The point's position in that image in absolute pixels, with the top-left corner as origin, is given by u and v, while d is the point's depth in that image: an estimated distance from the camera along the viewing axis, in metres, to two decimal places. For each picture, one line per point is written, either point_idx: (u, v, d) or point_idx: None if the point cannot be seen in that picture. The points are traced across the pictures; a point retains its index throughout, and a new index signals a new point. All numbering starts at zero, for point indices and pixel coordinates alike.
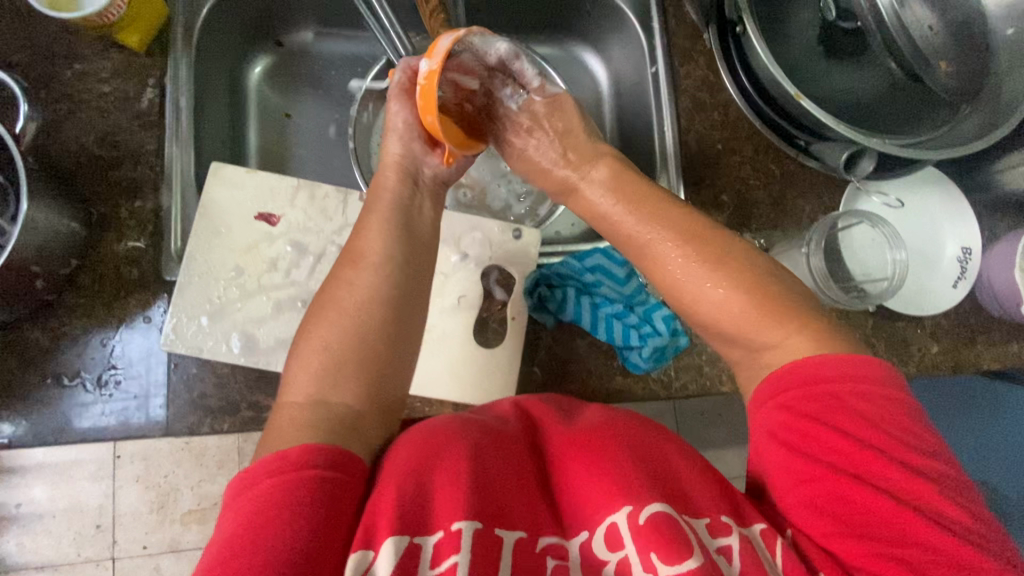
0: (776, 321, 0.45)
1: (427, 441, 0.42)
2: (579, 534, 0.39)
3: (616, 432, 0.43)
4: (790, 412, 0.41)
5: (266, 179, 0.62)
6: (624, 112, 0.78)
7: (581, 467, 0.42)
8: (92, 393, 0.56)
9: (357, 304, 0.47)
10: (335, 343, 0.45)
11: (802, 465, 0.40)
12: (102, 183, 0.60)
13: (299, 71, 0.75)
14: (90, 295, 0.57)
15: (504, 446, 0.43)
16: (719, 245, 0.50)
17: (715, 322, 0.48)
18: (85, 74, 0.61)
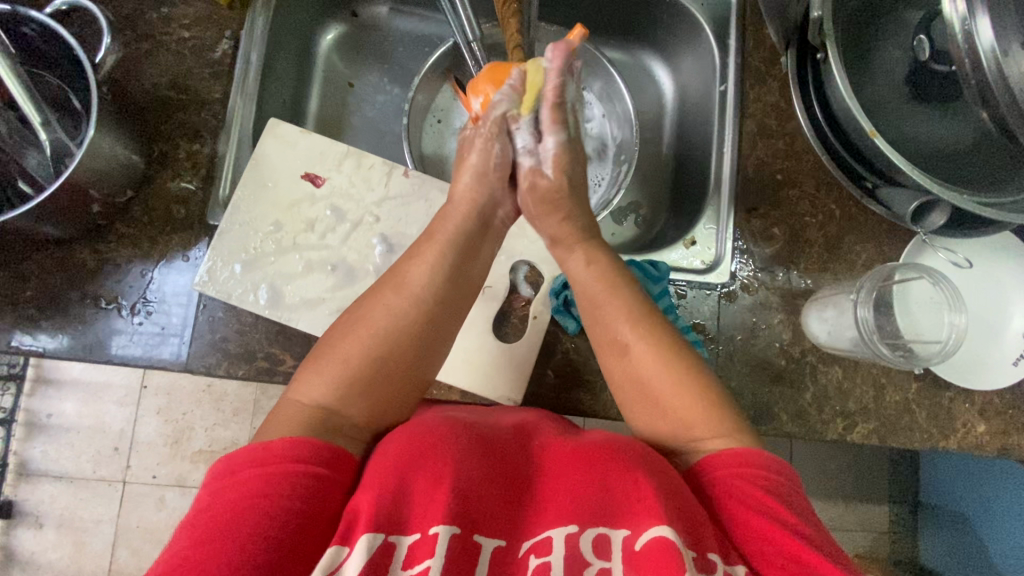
0: (709, 421, 0.45)
1: (418, 432, 0.43)
2: (568, 526, 0.38)
3: (617, 448, 0.43)
4: (723, 476, 0.42)
5: (318, 142, 0.63)
6: (686, 128, 0.76)
7: (577, 479, 0.41)
8: (125, 319, 0.59)
9: (386, 329, 0.47)
10: (356, 358, 0.46)
11: (755, 518, 0.39)
12: (167, 123, 0.62)
13: (368, 44, 0.78)
14: (139, 227, 0.60)
15: (495, 448, 0.43)
16: (684, 366, 0.48)
17: (669, 414, 0.47)
18: (168, 17, 0.64)
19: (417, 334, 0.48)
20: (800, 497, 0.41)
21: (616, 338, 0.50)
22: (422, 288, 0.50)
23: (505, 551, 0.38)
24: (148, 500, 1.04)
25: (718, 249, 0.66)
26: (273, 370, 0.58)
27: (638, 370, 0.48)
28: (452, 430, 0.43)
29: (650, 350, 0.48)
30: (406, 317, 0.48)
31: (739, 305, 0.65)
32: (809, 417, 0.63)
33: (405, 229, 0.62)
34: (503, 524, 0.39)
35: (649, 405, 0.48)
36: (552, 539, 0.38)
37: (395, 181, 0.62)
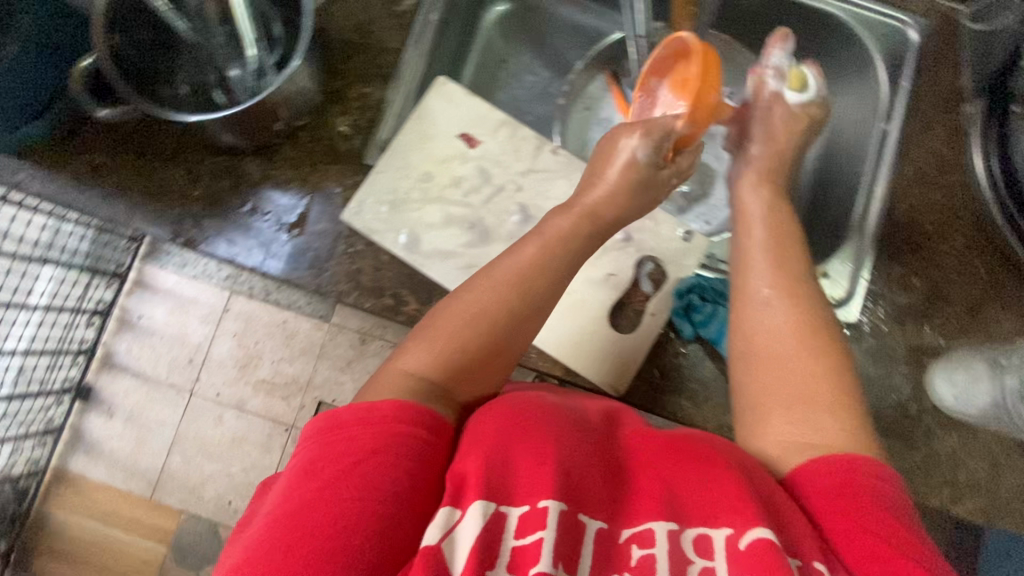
0: (833, 415, 0.45)
1: (523, 404, 0.43)
2: (669, 522, 0.37)
3: (715, 454, 0.42)
4: (835, 491, 0.40)
5: (480, 106, 0.66)
6: (830, 162, 0.73)
7: (678, 475, 0.40)
8: (252, 227, 0.63)
9: (488, 313, 0.48)
10: (457, 335, 0.47)
11: (871, 539, 0.37)
12: (348, 63, 0.66)
13: (529, 25, 0.81)
14: (304, 153, 0.64)
15: (593, 434, 0.43)
16: (826, 347, 0.49)
17: (790, 384, 0.47)
18: None
19: (503, 316, 0.48)
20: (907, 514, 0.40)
21: (764, 312, 0.52)
22: (512, 272, 0.50)
23: (609, 534, 0.37)
24: (209, 415, 1.11)
25: (850, 287, 0.64)
26: (397, 309, 0.61)
27: (777, 322, 0.51)
28: (556, 409, 0.43)
29: (798, 329, 0.50)
30: (510, 306, 0.48)
31: (863, 347, 0.63)
32: (914, 478, 0.60)
33: (543, 203, 0.64)
34: (605, 507, 0.38)
35: (772, 367, 0.49)
36: (654, 532, 0.37)
37: (543, 156, 0.65)
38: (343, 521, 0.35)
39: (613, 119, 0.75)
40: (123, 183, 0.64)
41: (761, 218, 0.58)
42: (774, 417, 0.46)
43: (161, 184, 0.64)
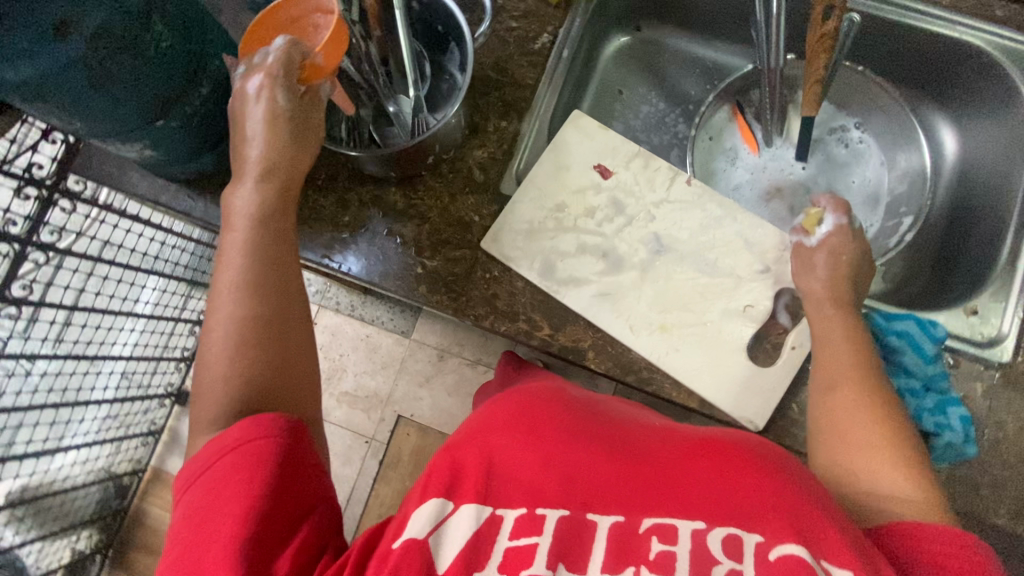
0: (902, 474, 0.44)
1: (541, 421, 0.45)
2: (693, 522, 0.36)
3: (721, 451, 0.41)
4: (940, 541, 0.38)
5: (613, 139, 0.68)
6: (963, 195, 0.72)
7: (683, 479, 0.39)
8: (394, 248, 0.66)
9: (239, 320, 0.46)
10: (237, 357, 0.45)
11: None
12: (485, 98, 0.70)
13: (646, 59, 0.83)
14: (445, 183, 0.68)
15: (607, 441, 0.43)
16: (884, 404, 0.49)
17: (859, 436, 0.47)
18: (504, 8, 0.72)
19: (264, 314, 0.46)
20: None
21: (829, 365, 0.52)
22: (246, 267, 0.47)
23: (626, 528, 0.36)
24: None
25: (1005, 327, 0.61)
26: (533, 334, 0.63)
27: (845, 370, 0.51)
28: (563, 425, 0.45)
29: (863, 377, 0.51)
30: (246, 306, 0.46)
31: (1017, 390, 0.60)
32: None
33: (676, 234, 0.65)
34: (616, 503, 0.37)
35: (838, 418, 0.49)
36: (678, 529, 0.35)
37: (676, 187, 0.66)
38: (232, 543, 0.34)
39: (737, 147, 0.77)
40: None
41: (821, 275, 0.58)
42: (850, 467, 0.46)
43: (310, 210, 0.68)
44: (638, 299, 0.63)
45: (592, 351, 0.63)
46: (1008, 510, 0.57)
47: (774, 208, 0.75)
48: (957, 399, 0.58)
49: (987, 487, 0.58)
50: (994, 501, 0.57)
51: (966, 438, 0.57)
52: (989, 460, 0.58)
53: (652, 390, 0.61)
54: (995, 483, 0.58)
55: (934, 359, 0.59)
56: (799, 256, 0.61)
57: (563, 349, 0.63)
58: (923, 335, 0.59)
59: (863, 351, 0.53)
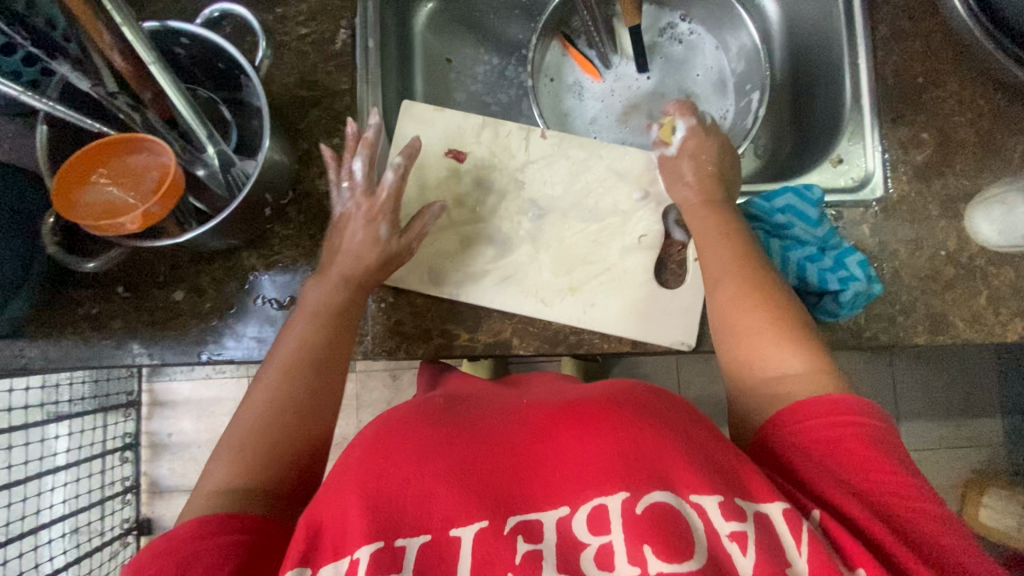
0: (790, 345, 0.48)
1: (393, 436, 0.43)
2: (558, 509, 0.38)
3: (596, 411, 0.41)
4: (806, 420, 0.44)
5: (453, 117, 0.64)
6: (799, 51, 0.74)
7: (555, 454, 0.40)
8: (269, 315, 0.61)
9: (288, 386, 0.48)
10: (284, 420, 0.47)
11: (836, 475, 0.41)
12: (304, 121, 0.62)
13: (460, 16, 0.77)
14: (298, 227, 0.62)
15: (471, 433, 0.43)
16: (766, 282, 0.52)
17: (748, 322, 0.50)
18: (285, 17, 0.64)
19: (309, 386, 0.49)
20: (884, 442, 0.42)
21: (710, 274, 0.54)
22: (299, 346, 0.51)
23: (489, 532, 0.36)
24: None
25: (870, 165, 0.64)
26: (451, 345, 0.60)
27: (721, 259, 0.53)
28: (423, 431, 0.43)
29: (728, 273, 0.52)
30: (294, 380, 0.49)
31: (897, 217, 0.63)
32: (986, 320, 0.61)
33: (551, 191, 0.62)
34: (480, 509, 0.38)
35: (726, 307, 0.51)
36: (542, 522, 0.37)
37: (534, 145, 0.63)
38: None
39: (580, 80, 0.74)
40: (129, 323, 0.61)
41: (690, 182, 0.59)
42: (746, 349, 0.49)
43: (166, 310, 0.61)
44: (538, 270, 0.61)
45: (516, 338, 0.60)
46: (924, 326, 0.61)
47: (635, 124, 0.73)
48: (852, 248, 0.61)
49: (901, 314, 0.61)
50: (911, 323, 0.61)
51: (869, 279, 0.59)
52: (895, 291, 0.62)
53: (585, 352, 0.60)
54: (906, 309, 0.62)
55: (820, 221, 0.61)
56: (669, 169, 0.61)
57: (487, 348, 0.60)
58: (802, 203, 0.61)
59: (744, 236, 0.55)
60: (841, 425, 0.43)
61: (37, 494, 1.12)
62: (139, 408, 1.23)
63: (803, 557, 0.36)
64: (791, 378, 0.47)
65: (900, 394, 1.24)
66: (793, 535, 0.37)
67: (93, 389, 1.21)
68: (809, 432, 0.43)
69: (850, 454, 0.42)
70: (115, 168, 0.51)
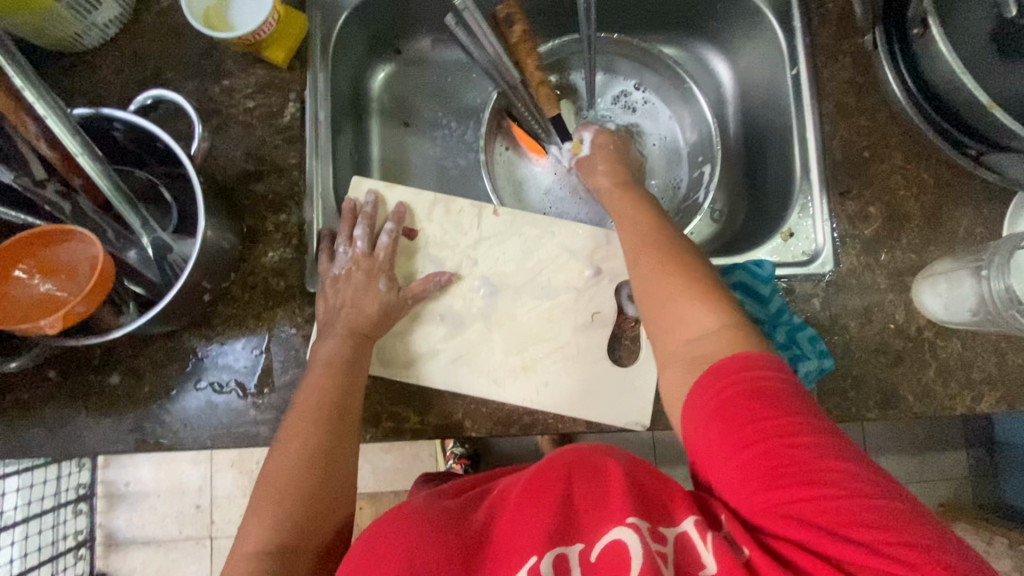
0: (708, 309, 0.49)
1: (374, 534, 0.44)
2: (529, 560, 0.40)
3: (555, 466, 0.46)
4: (702, 386, 0.44)
5: (405, 192, 0.63)
6: (751, 118, 0.75)
7: (524, 510, 0.44)
8: (210, 399, 0.58)
9: (304, 440, 0.49)
10: (299, 468, 0.48)
11: (730, 440, 0.41)
12: (250, 196, 0.61)
13: (417, 79, 0.77)
14: (242, 306, 0.59)
15: (450, 514, 0.46)
16: (682, 254, 0.54)
17: (669, 298, 0.51)
18: (232, 89, 0.63)
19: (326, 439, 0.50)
20: (784, 394, 0.42)
21: (636, 263, 0.55)
22: (316, 401, 0.51)
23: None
24: None
25: (819, 239, 0.65)
26: (401, 429, 0.58)
27: (634, 243, 0.56)
28: (410, 517, 0.45)
29: (653, 265, 0.53)
30: (315, 433, 0.50)
31: (846, 290, 0.63)
32: (935, 393, 0.62)
33: (504, 267, 0.62)
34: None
35: (645, 280, 0.53)
36: None
37: (487, 220, 0.62)
38: None
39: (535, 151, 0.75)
40: (60, 410, 0.58)
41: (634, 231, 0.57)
42: (667, 328, 0.50)
43: (101, 395, 0.58)
44: (491, 349, 0.60)
45: (468, 420, 0.59)
46: (876, 400, 0.61)
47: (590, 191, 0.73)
48: (803, 323, 0.61)
49: (853, 389, 0.62)
50: (862, 398, 0.61)
51: (821, 355, 0.60)
52: (846, 365, 0.62)
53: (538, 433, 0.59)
54: (858, 383, 0.62)
55: (771, 297, 0.61)
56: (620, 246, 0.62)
57: (439, 431, 0.59)
58: (753, 279, 0.61)
59: (660, 222, 0.57)
60: (730, 384, 0.43)
61: None
62: (94, 459, 1.19)
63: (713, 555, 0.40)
64: (710, 340, 0.47)
65: (868, 429, 1.26)
66: (701, 536, 0.41)
67: None
68: (701, 413, 0.43)
69: (741, 415, 0.41)
70: (42, 260, 0.49)
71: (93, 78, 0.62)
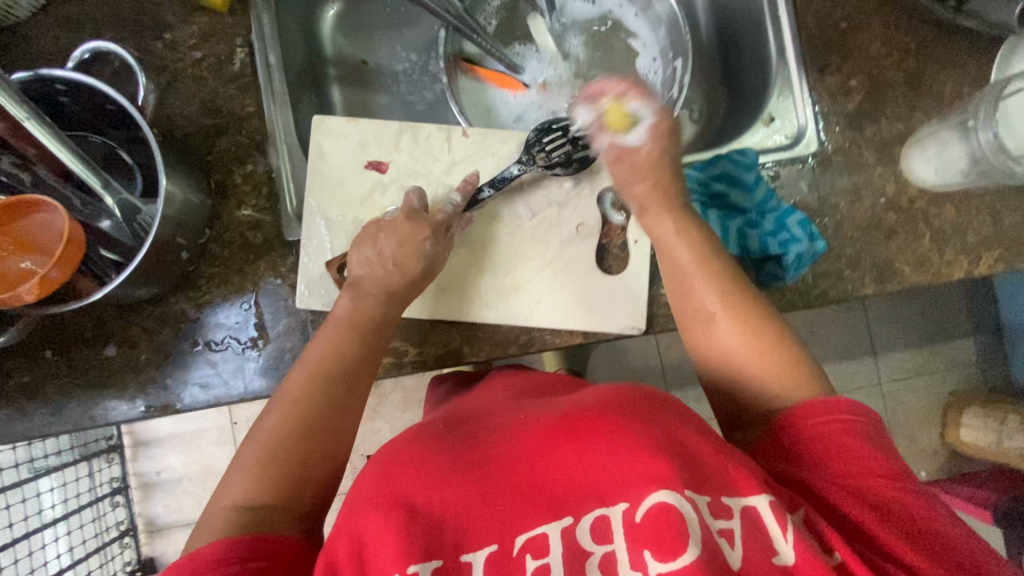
0: (791, 367, 0.49)
1: (394, 463, 0.42)
2: (563, 519, 0.37)
3: (593, 413, 0.41)
4: (806, 415, 0.46)
5: (370, 126, 0.61)
6: (721, 7, 0.72)
7: (558, 457, 0.40)
8: (207, 359, 0.58)
9: (308, 402, 0.49)
10: (301, 433, 0.47)
11: (846, 464, 0.43)
12: (213, 150, 0.59)
13: (369, 15, 0.74)
14: (223, 263, 0.59)
15: (475, 453, 0.42)
16: (739, 285, 0.52)
17: (743, 354, 0.50)
18: (175, 42, 0.60)
19: (333, 405, 0.49)
20: (889, 444, 0.45)
21: (687, 281, 0.53)
22: (321, 357, 0.51)
23: (500, 555, 0.37)
24: None
25: (801, 120, 0.63)
26: (399, 363, 0.58)
27: (685, 255, 0.54)
28: (428, 454, 0.42)
29: (716, 292, 0.52)
30: (323, 396, 0.49)
31: (833, 169, 0.62)
32: (931, 262, 0.61)
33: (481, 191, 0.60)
34: (491, 531, 0.37)
35: (709, 326, 0.52)
36: (548, 536, 0.37)
37: (457, 144, 0.61)
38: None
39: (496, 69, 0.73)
40: (63, 388, 0.58)
41: (668, 217, 0.56)
42: (741, 375, 0.50)
43: (100, 369, 0.58)
44: (478, 274, 0.59)
45: (466, 346, 0.59)
46: (872, 277, 0.60)
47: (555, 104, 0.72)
48: (791, 208, 0.59)
49: (848, 268, 0.60)
50: (858, 276, 0.60)
51: (812, 237, 0.58)
52: (840, 245, 0.61)
53: (536, 350, 0.59)
54: (853, 262, 0.61)
55: (757, 185, 0.60)
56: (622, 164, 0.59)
57: (439, 359, 0.59)
58: (737, 169, 0.60)
59: (691, 228, 0.55)
60: (845, 420, 0.45)
61: (30, 552, 1.11)
62: (122, 454, 1.21)
63: (790, 546, 0.36)
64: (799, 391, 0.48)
65: (875, 328, 1.25)
66: (779, 524, 0.37)
67: (71, 440, 1.19)
68: (809, 431, 0.45)
69: (854, 449, 0.43)
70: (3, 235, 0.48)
71: (29, 50, 0.59)
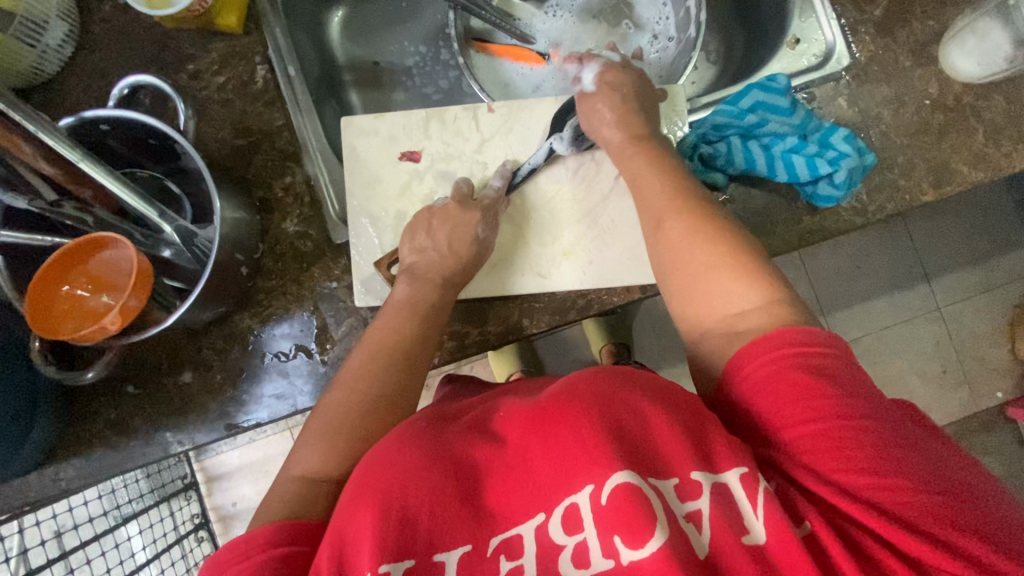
0: (747, 279, 0.45)
1: (372, 460, 0.39)
2: (534, 516, 0.35)
3: (571, 397, 0.38)
4: (766, 337, 0.41)
5: (396, 119, 0.62)
6: None
7: (533, 446, 0.37)
8: (278, 370, 0.60)
9: (371, 380, 0.49)
10: (369, 408, 0.47)
11: (811, 408, 0.37)
12: (251, 169, 0.61)
13: (373, 14, 0.74)
14: (279, 275, 0.60)
15: (452, 447, 0.39)
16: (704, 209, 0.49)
17: (703, 278, 0.46)
18: (199, 71, 0.62)
19: (402, 381, 0.50)
20: (860, 378, 0.39)
21: (637, 184, 0.52)
22: (380, 338, 0.52)
23: (473, 556, 0.35)
24: None
25: (828, 36, 0.61)
26: (463, 345, 0.59)
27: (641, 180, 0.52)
28: (394, 454, 0.39)
29: (672, 204, 0.49)
30: (389, 372, 0.50)
31: (870, 80, 0.60)
32: (990, 157, 0.58)
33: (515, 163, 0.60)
34: (464, 530, 0.35)
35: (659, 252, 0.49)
36: (522, 536, 0.35)
37: (484, 121, 0.61)
38: None
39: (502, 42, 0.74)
40: (149, 419, 0.60)
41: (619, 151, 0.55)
42: (699, 305, 0.46)
43: (179, 395, 0.60)
44: (526, 245, 0.59)
45: (525, 318, 0.59)
46: (929, 182, 0.58)
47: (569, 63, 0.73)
48: (834, 126, 0.58)
49: (903, 178, 0.58)
50: (914, 184, 0.58)
51: (860, 151, 0.57)
52: (890, 155, 0.59)
53: (597, 311, 0.58)
54: (907, 170, 0.58)
55: (794, 108, 0.58)
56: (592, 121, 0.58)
57: (501, 337, 0.59)
58: (771, 96, 0.58)
59: (657, 155, 0.53)
60: (809, 352, 0.39)
61: None
62: (198, 491, 1.25)
63: (762, 526, 0.34)
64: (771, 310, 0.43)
65: (926, 250, 1.21)
66: (749, 500, 0.34)
67: (149, 484, 1.22)
68: (762, 371, 0.40)
69: (811, 397, 0.37)
70: (79, 278, 0.51)
71: (65, 104, 0.62)
